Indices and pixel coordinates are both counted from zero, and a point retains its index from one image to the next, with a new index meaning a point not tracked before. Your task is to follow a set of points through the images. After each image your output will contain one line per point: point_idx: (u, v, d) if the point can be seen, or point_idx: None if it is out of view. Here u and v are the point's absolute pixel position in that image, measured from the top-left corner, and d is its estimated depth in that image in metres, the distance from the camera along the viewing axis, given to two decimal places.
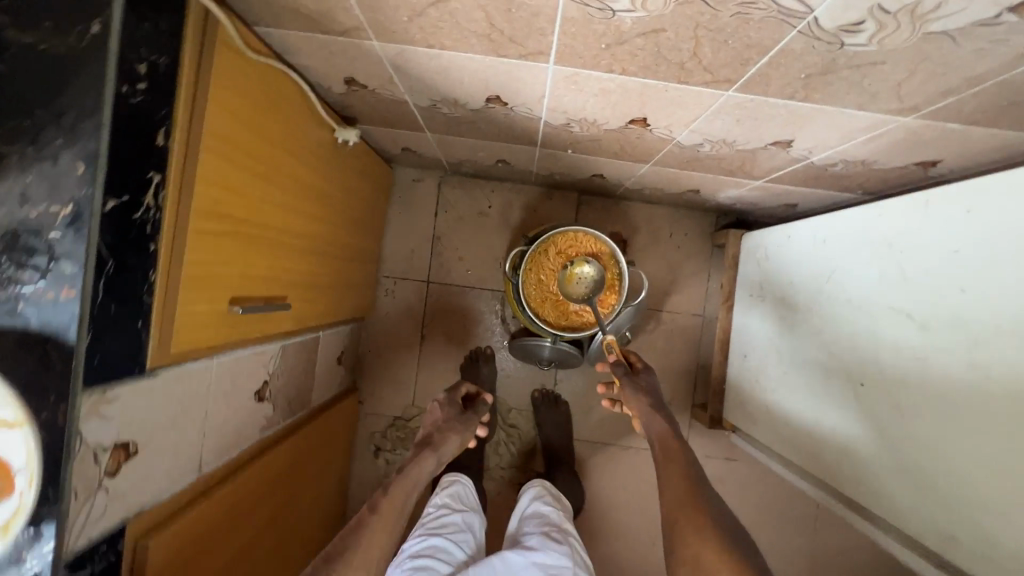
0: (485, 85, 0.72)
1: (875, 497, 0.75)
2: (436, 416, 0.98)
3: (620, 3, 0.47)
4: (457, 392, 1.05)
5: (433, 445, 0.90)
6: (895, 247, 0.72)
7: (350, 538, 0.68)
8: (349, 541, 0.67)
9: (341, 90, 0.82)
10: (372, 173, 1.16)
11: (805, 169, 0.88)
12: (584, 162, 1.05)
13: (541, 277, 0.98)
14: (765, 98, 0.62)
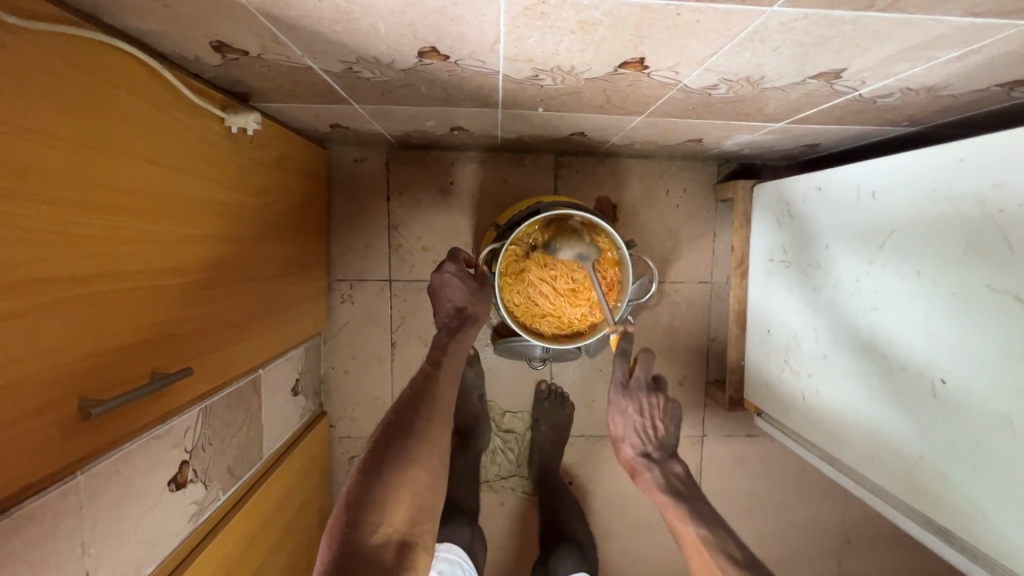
0: (412, 34, 0.50)
1: (954, 520, 0.61)
2: (455, 288, 0.75)
3: None
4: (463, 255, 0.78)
5: (475, 318, 0.74)
6: (995, 205, 0.54)
7: (425, 392, 0.65)
8: (426, 396, 0.64)
9: (216, 61, 0.58)
10: (296, 160, 0.92)
11: (846, 104, 0.68)
12: (560, 120, 0.83)
13: (524, 276, 0.80)
14: (823, 12, 0.42)
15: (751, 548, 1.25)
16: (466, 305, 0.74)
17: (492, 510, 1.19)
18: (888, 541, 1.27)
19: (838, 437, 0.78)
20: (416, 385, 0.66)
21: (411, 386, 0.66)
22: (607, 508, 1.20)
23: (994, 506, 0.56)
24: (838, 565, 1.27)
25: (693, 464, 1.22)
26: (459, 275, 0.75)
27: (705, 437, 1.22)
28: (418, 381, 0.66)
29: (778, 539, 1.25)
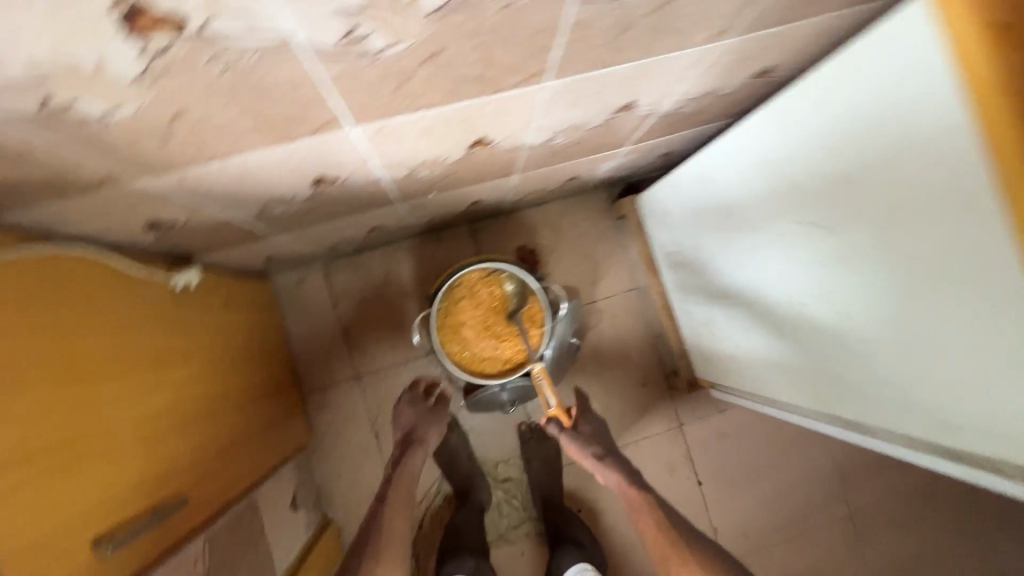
0: (301, 172, 0.63)
1: (856, 413, 0.71)
2: (409, 414, 1.06)
3: (377, 40, 0.40)
4: (418, 387, 1.09)
5: (419, 441, 1.00)
6: (775, 162, 0.70)
7: (367, 541, 0.82)
8: (372, 538, 0.83)
9: (152, 237, 0.70)
10: (243, 297, 1.03)
11: (661, 120, 0.85)
12: (453, 196, 0.98)
13: (456, 323, 0.87)
14: (582, 75, 0.58)
15: (764, 514, 1.31)
16: (411, 430, 1.02)
17: (515, 562, 1.22)
18: (881, 465, 1.35)
19: (768, 379, 0.89)
20: (364, 535, 0.84)
21: (365, 521, 0.87)
22: (622, 523, 1.25)
23: (869, 391, 0.67)
24: (846, 503, 1.34)
25: (682, 454, 1.30)
26: (410, 403, 1.07)
27: (684, 425, 1.31)
28: (370, 517, 0.88)
29: (784, 497, 1.32)
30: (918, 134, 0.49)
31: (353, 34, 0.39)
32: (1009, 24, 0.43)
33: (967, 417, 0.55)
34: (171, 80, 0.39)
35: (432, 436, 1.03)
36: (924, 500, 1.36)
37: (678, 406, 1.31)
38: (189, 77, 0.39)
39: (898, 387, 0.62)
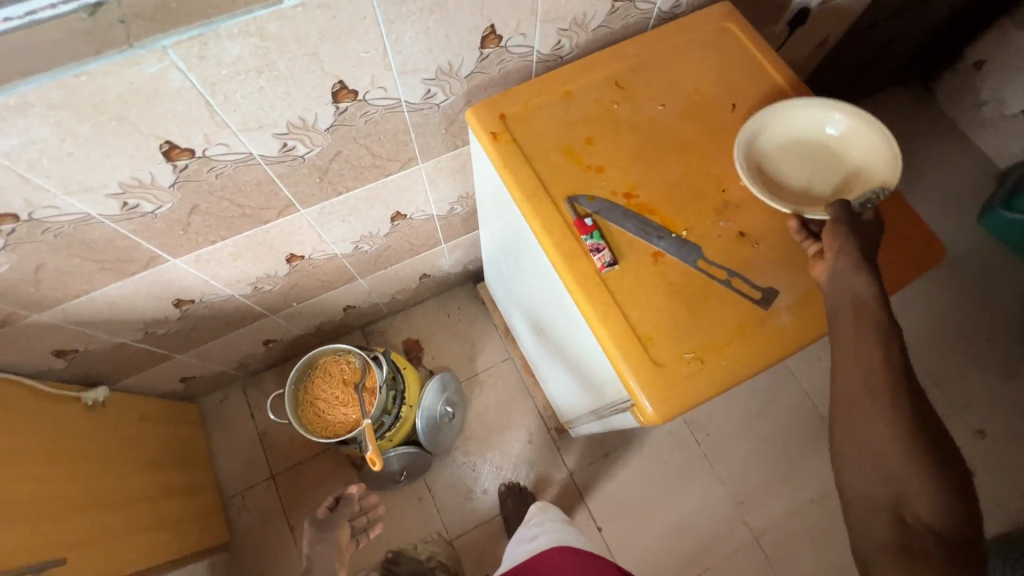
0: (157, 296, 0.92)
1: (591, 405, 0.91)
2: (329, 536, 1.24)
3: (145, 206, 0.71)
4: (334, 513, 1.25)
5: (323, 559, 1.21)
6: (496, 232, 0.99)
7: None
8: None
9: (63, 364, 0.98)
10: (161, 415, 1.27)
11: (447, 220, 1.16)
12: (318, 304, 1.27)
13: (310, 398, 1.11)
14: (326, 202, 0.89)
15: (667, 550, 1.37)
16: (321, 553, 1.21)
17: None
18: (773, 483, 1.41)
19: (569, 396, 1.08)
20: None
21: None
22: None
23: (581, 382, 0.88)
24: (747, 527, 1.38)
25: (578, 502, 1.41)
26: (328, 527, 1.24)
27: (574, 473, 1.43)
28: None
29: (685, 530, 1.38)
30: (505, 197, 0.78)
31: (125, 205, 0.69)
32: (494, 130, 0.71)
33: (595, 378, 0.76)
34: (25, 248, 0.69)
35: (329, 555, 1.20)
36: (827, 511, 1.39)
37: (565, 456, 1.44)
38: (36, 244, 0.69)
39: (580, 370, 0.83)
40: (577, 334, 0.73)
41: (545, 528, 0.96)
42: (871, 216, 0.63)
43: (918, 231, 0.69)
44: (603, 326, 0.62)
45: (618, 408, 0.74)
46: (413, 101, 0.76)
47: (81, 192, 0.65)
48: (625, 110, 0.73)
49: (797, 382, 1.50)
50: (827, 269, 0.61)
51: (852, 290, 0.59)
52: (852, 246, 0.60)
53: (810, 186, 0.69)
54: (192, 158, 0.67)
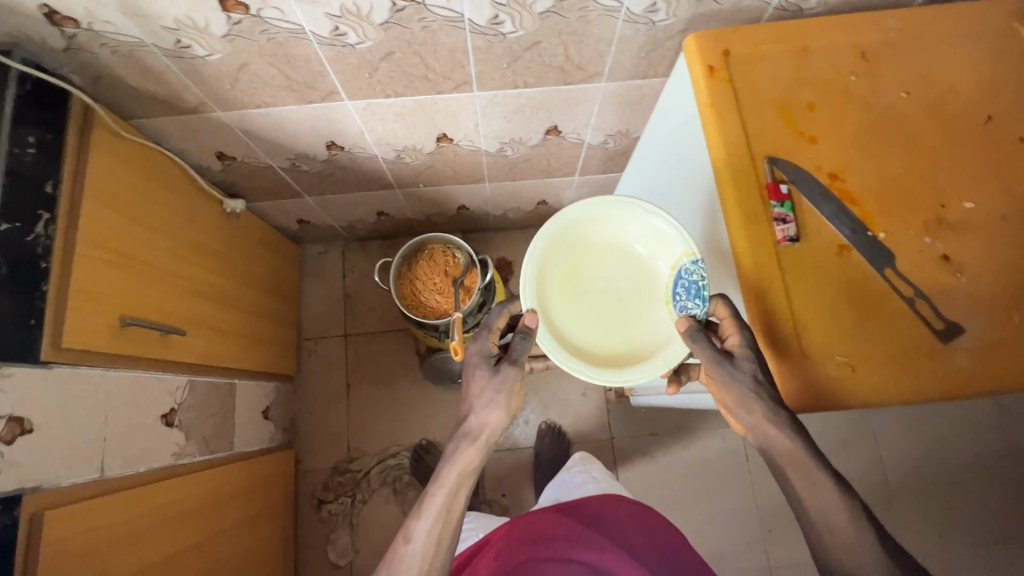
0: (318, 132, 0.97)
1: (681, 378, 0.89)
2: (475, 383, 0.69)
3: (350, 38, 0.73)
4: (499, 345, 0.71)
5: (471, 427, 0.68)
6: (648, 178, 0.95)
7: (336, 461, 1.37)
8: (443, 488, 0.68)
9: (219, 167, 1.06)
10: (273, 246, 1.37)
11: (593, 152, 1.12)
12: (440, 194, 1.29)
13: (411, 276, 1.15)
14: (500, 91, 0.88)
15: None
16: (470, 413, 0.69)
17: None
18: None
19: None
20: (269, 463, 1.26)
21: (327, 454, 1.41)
22: None
23: None
24: (766, 556, 1.35)
25: (609, 466, 1.42)
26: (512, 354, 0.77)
27: (615, 439, 1.44)
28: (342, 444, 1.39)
29: (702, 532, 1.37)
30: (688, 141, 0.74)
31: (335, 31, 0.71)
32: (713, 65, 0.66)
33: None
34: (240, 42, 0.73)
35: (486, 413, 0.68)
36: None
37: (612, 420, 1.45)
38: (249, 42, 0.73)
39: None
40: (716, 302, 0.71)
41: (593, 476, 1.03)
42: (738, 352, 0.57)
43: None
44: (758, 314, 0.59)
45: None
46: (633, 11, 0.72)
47: (307, 3, 0.67)
48: (862, 85, 0.65)
49: (875, 442, 1.41)
50: (751, 429, 0.58)
51: (788, 460, 0.57)
52: (758, 406, 0.56)
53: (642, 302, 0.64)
54: (411, 1, 0.67)
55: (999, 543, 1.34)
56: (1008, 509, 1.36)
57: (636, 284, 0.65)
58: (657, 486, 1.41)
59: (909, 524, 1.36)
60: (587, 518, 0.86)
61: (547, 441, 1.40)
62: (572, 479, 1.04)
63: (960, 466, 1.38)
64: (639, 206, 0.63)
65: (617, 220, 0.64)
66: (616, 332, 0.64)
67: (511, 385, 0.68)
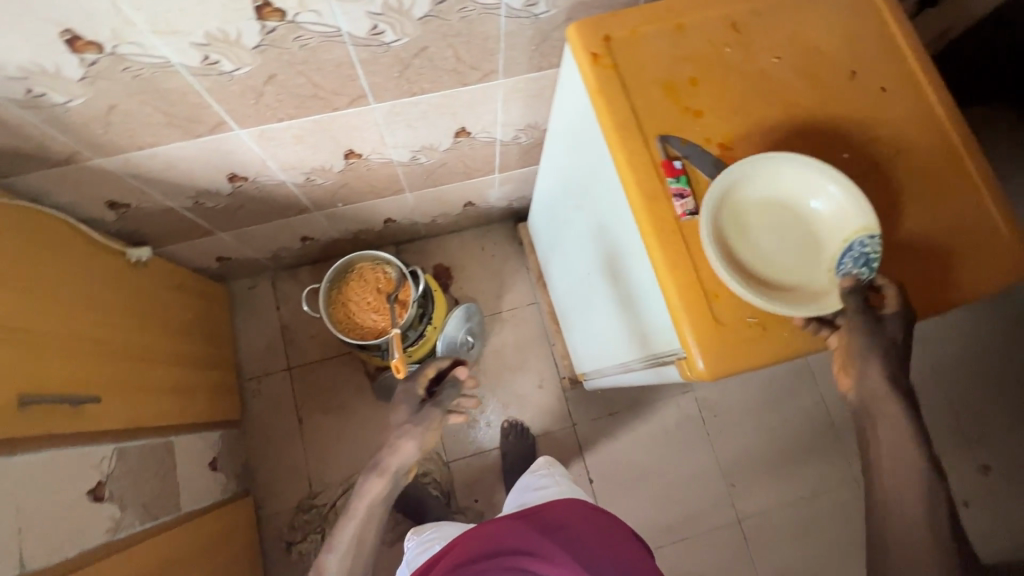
0: (215, 166, 0.92)
1: (621, 357, 0.91)
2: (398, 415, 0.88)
3: (225, 65, 0.69)
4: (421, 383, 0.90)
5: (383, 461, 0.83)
6: (561, 167, 0.96)
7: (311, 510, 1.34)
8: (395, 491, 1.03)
9: (113, 216, 0.99)
10: (194, 289, 1.29)
11: (507, 148, 1.12)
12: (362, 210, 1.26)
13: (343, 299, 1.12)
14: (398, 100, 0.86)
15: (651, 512, 1.41)
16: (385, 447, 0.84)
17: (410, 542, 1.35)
18: (768, 474, 1.43)
19: (596, 349, 1.08)
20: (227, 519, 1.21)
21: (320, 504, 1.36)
22: None
23: (620, 332, 0.88)
24: (734, 509, 1.41)
25: (575, 452, 1.44)
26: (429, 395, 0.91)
27: (577, 425, 1.46)
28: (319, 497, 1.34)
29: (672, 498, 1.42)
30: (587, 128, 0.75)
31: (206, 60, 0.67)
32: (595, 52, 0.67)
33: (643, 328, 0.76)
34: (103, 83, 0.68)
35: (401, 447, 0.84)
36: (814, 510, 1.41)
37: (572, 407, 1.47)
38: (113, 82, 0.68)
39: (625, 317, 0.83)
40: (637, 280, 0.72)
41: (555, 480, 1.05)
42: (889, 316, 0.59)
43: (1004, 218, 0.64)
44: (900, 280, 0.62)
45: (659, 362, 0.74)
46: (513, 6, 0.72)
47: (168, 34, 0.62)
48: (737, 55, 0.68)
49: (816, 384, 1.50)
50: (856, 385, 0.61)
51: (882, 415, 0.60)
52: (878, 363, 0.59)
53: (799, 264, 0.62)
54: (281, 20, 0.64)
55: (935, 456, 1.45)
56: (938, 424, 1.47)
57: (799, 239, 0.63)
58: (625, 463, 1.44)
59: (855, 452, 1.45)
60: (547, 525, 0.86)
61: (511, 439, 1.41)
62: (536, 485, 1.04)
63: None
64: (819, 167, 0.61)
65: (773, 174, 0.62)
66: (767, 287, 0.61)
67: (429, 421, 0.85)
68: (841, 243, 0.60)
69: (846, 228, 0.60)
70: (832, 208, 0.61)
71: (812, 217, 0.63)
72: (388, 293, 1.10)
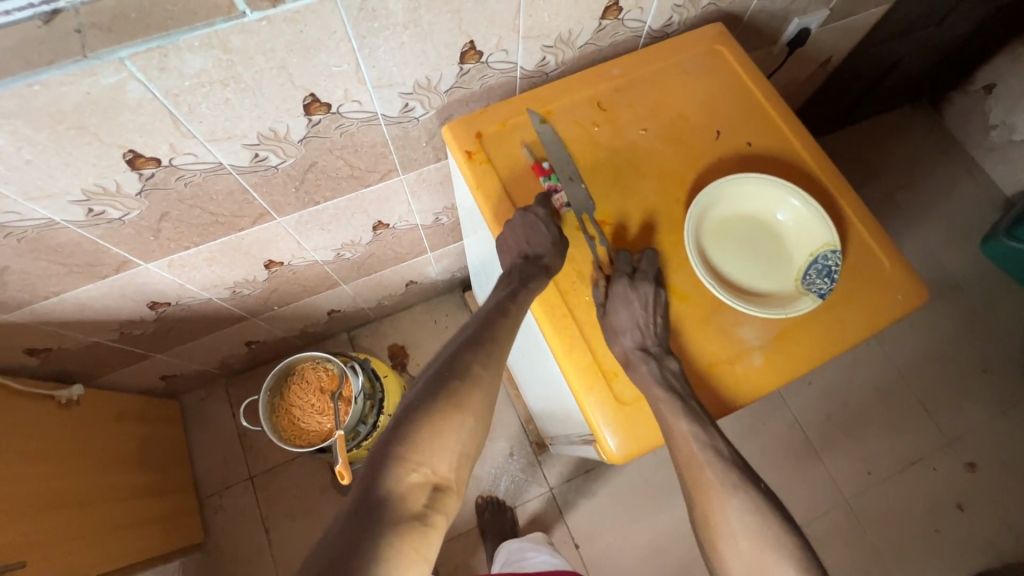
0: (132, 299, 0.92)
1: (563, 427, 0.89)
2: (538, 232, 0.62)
3: (112, 213, 0.70)
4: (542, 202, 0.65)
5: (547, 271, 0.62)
6: (476, 247, 0.97)
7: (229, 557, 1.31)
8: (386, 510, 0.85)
9: (36, 360, 0.97)
10: (139, 412, 1.26)
11: (431, 230, 1.14)
12: (301, 307, 1.25)
13: (286, 406, 1.10)
14: (302, 211, 0.87)
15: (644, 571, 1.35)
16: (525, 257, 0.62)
17: None
18: None
19: (547, 416, 1.06)
20: None
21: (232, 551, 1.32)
22: None
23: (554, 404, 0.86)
24: None
25: (557, 517, 1.39)
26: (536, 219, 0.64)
27: (554, 488, 1.42)
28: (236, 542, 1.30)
29: (663, 551, 1.36)
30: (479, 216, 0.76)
31: (91, 212, 0.68)
32: (469, 149, 0.69)
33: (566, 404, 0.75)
34: None
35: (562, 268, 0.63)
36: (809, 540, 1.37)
37: (546, 470, 1.43)
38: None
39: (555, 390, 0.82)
40: (546, 359, 0.72)
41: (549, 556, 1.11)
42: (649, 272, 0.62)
43: (886, 251, 0.65)
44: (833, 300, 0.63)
45: (584, 437, 0.73)
46: (391, 115, 0.75)
47: (43, 197, 0.63)
48: (605, 133, 0.70)
49: (786, 407, 1.48)
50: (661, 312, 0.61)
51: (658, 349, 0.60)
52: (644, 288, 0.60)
53: (769, 272, 0.63)
54: (158, 166, 0.66)
55: (918, 460, 1.43)
56: (915, 427, 1.46)
57: (768, 249, 0.64)
58: (609, 521, 1.39)
59: (836, 470, 1.43)
60: None
61: (488, 516, 1.36)
62: (531, 548, 1.14)
63: (862, 402, 1.48)
64: (783, 185, 0.62)
65: (735, 190, 0.64)
66: (738, 293, 0.62)
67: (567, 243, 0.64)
68: (807, 257, 0.62)
69: (811, 242, 0.62)
70: (800, 208, 0.63)
71: (780, 228, 0.64)
72: (332, 392, 1.09)
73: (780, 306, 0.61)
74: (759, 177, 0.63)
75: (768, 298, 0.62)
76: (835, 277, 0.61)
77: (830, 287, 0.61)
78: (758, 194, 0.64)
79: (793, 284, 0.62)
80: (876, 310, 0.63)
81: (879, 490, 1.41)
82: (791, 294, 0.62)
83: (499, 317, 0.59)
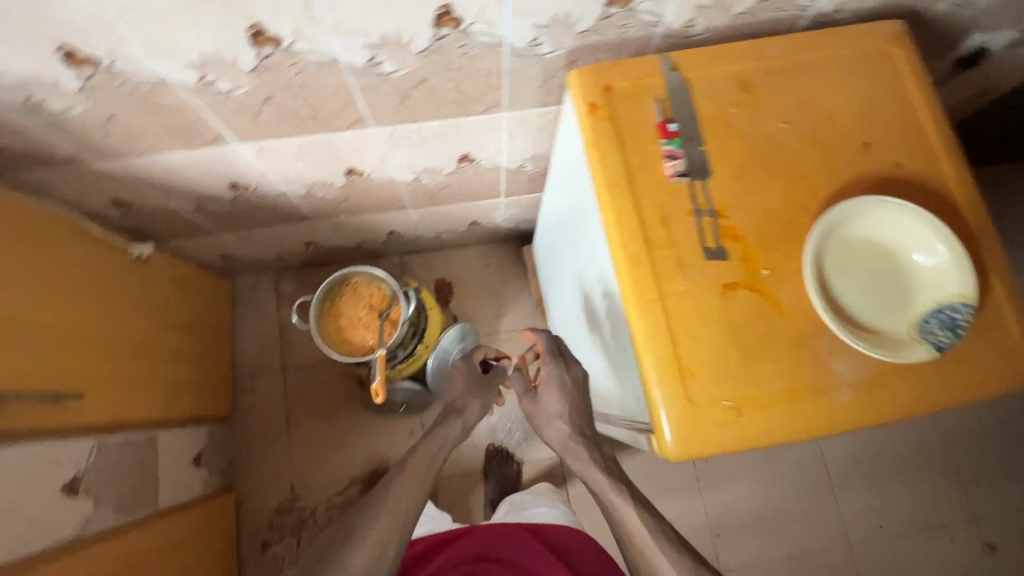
0: (216, 175, 0.93)
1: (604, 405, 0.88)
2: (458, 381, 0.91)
3: (221, 85, 0.69)
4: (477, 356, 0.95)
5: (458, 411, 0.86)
6: (560, 203, 0.93)
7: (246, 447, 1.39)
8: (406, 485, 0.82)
9: (117, 213, 1.01)
10: (196, 283, 1.31)
11: (513, 174, 1.10)
12: (365, 221, 1.25)
13: (335, 313, 1.11)
14: (398, 126, 0.84)
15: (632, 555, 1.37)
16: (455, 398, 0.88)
17: None
18: (757, 527, 1.39)
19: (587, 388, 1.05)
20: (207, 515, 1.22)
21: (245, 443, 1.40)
22: None
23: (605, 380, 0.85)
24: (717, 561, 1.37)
25: (560, 483, 1.42)
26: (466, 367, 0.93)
27: None
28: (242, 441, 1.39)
29: None
30: (581, 173, 0.72)
31: (202, 80, 0.67)
32: (593, 102, 0.64)
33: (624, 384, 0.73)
34: (101, 94, 0.68)
35: (476, 405, 0.88)
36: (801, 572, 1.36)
37: None
38: (111, 95, 0.68)
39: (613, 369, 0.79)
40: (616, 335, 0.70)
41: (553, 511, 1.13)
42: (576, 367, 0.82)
43: (1019, 317, 0.59)
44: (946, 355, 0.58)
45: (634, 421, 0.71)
46: (518, 46, 0.70)
47: (162, 54, 0.62)
48: (742, 116, 0.64)
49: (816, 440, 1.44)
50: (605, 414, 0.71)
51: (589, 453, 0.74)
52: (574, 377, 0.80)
53: (886, 309, 0.58)
54: (277, 47, 0.63)
55: (936, 526, 1.38)
56: (945, 494, 1.40)
57: (891, 284, 0.59)
58: None
59: (848, 514, 1.40)
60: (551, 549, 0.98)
61: (497, 463, 1.39)
62: (534, 501, 1.16)
63: (897, 455, 1.43)
64: (930, 220, 0.57)
65: (872, 213, 0.59)
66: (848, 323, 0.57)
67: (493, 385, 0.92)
68: (932, 304, 0.57)
69: (942, 289, 0.57)
70: (940, 249, 0.57)
71: (911, 266, 0.59)
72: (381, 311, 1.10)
73: (892, 347, 0.56)
74: (904, 206, 0.58)
75: (879, 336, 0.57)
76: (959, 332, 0.56)
77: (950, 341, 0.56)
78: (896, 223, 0.58)
79: (910, 328, 0.57)
80: (988, 376, 0.58)
81: (888, 545, 1.38)
82: (905, 338, 0.57)
83: (407, 462, 0.76)
